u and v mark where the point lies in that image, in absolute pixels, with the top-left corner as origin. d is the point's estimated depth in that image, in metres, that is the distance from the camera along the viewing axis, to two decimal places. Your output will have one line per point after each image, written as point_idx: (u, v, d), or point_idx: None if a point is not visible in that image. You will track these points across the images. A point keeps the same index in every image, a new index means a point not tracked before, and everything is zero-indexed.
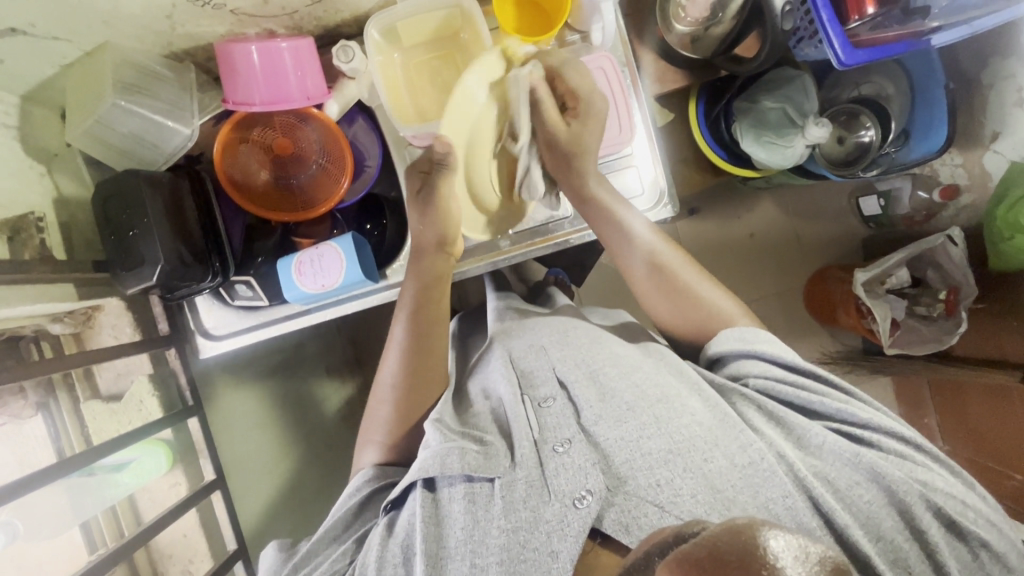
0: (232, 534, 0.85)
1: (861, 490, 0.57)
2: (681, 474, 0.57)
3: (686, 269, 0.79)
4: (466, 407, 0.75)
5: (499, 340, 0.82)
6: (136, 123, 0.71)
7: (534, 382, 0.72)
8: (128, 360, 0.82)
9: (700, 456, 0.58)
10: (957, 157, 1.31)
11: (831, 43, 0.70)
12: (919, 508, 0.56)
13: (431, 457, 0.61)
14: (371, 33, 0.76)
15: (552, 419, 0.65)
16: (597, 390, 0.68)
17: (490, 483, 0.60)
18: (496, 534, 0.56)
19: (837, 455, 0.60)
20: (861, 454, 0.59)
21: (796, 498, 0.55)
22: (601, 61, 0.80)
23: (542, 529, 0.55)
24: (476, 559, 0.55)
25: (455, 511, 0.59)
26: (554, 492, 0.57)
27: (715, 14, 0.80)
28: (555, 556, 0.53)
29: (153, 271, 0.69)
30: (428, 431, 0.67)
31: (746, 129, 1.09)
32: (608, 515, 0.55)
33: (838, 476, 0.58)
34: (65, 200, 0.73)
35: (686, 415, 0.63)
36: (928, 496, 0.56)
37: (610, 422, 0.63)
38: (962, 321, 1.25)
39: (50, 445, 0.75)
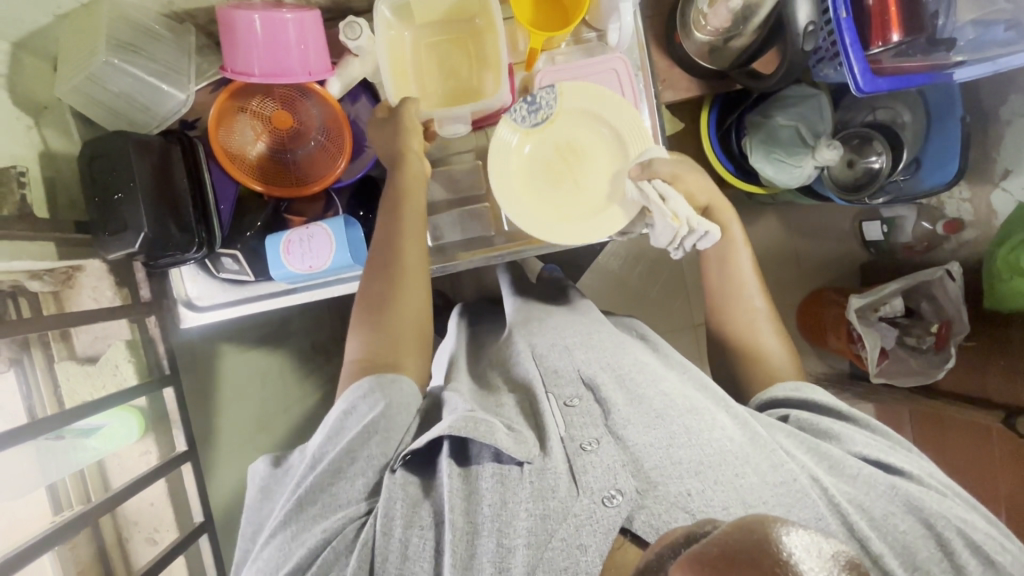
0: (200, 508, 0.82)
1: (896, 520, 0.58)
2: (713, 487, 0.56)
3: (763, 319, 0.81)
4: (487, 387, 0.74)
5: (521, 334, 0.79)
6: (128, 83, 0.67)
7: (558, 380, 0.69)
8: (104, 324, 0.78)
9: (733, 471, 0.57)
10: (965, 192, 1.30)
11: (851, 68, 0.68)
12: (956, 543, 0.56)
13: (460, 422, 0.59)
14: (381, 9, 0.73)
15: (577, 420, 0.63)
16: (626, 393, 0.65)
17: (519, 468, 0.58)
18: (524, 517, 0.54)
19: (870, 484, 0.60)
20: (898, 486, 0.60)
21: (829, 520, 0.55)
22: (615, 63, 0.79)
23: (570, 521, 0.53)
24: (503, 539, 0.54)
25: (484, 489, 0.57)
26: (584, 488, 0.55)
27: (737, 27, 0.75)
28: (582, 549, 0.52)
29: (136, 237, 0.67)
30: (452, 398, 0.67)
31: (755, 145, 1.07)
32: (637, 517, 0.54)
33: (872, 505, 0.59)
34: (51, 155, 0.71)
35: (717, 428, 0.61)
36: (965, 532, 0.57)
37: (640, 427, 0.60)
38: (951, 355, 1.24)
39: (22, 402, 0.76)
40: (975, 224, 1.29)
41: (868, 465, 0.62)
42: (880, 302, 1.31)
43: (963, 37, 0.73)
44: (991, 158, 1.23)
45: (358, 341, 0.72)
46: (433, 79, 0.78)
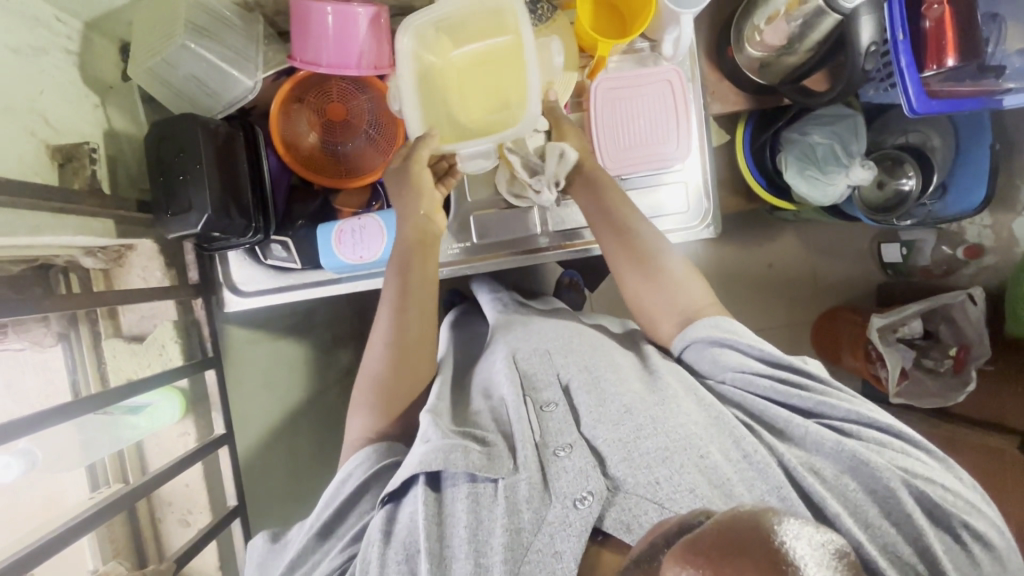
0: (233, 490, 0.83)
1: (848, 479, 0.56)
2: (679, 471, 0.55)
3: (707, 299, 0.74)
4: (464, 405, 0.72)
5: (502, 336, 0.80)
6: (200, 67, 0.69)
7: (537, 385, 0.69)
8: (153, 304, 0.79)
9: (698, 453, 0.57)
10: (986, 218, 1.31)
11: (906, 90, 0.70)
12: (902, 493, 0.54)
13: (432, 453, 0.59)
14: (404, 40, 0.69)
15: (553, 424, 0.63)
16: (598, 394, 0.65)
17: (493, 485, 0.58)
18: (500, 534, 0.54)
19: (820, 444, 0.58)
20: (845, 443, 0.57)
21: (789, 489, 0.54)
22: (669, 73, 0.80)
23: (545, 531, 0.54)
24: (480, 559, 0.53)
25: (458, 511, 0.57)
26: (557, 494, 0.56)
27: (791, 46, 0.76)
28: (558, 556, 0.52)
29: (198, 220, 0.68)
30: (424, 423, 0.65)
31: (791, 161, 1.09)
32: (608, 515, 0.54)
33: (823, 466, 0.57)
34: (114, 134, 0.72)
35: (681, 415, 0.61)
36: (910, 481, 0.55)
37: (609, 424, 0.61)
38: (970, 379, 1.25)
39: (66, 376, 0.76)
40: (996, 250, 1.31)
41: (816, 425, 0.60)
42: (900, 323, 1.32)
43: (1010, 66, 0.74)
44: (1015, 187, 1.26)
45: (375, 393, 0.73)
46: (478, 99, 0.77)
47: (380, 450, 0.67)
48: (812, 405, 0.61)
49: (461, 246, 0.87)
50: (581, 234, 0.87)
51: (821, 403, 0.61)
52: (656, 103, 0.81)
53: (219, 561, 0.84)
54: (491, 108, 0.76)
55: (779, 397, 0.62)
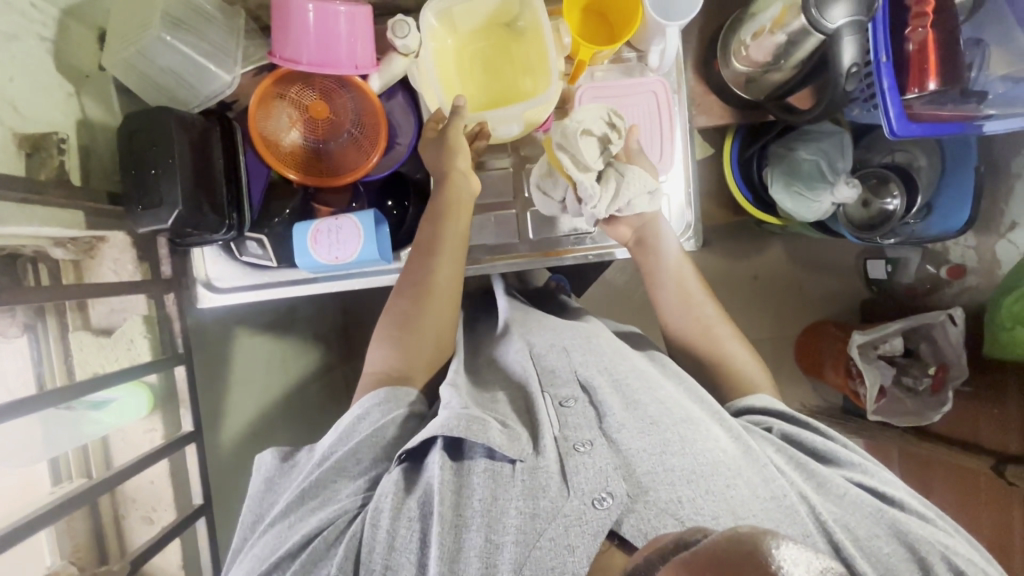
0: (201, 488, 0.82)
1: (881, 541, 0.57)
2: (704, 496, 0.56)
3: (721, 325, 0.81)
4: (482, 384, 0.74)
5: (518, 331, 0.79)
6: (176, 60, 0.67)
7: (555, 380, 0.68)
8: (123, 297, 0.77)
9: (724, 481, 0.57)
10: (971, 239, 1.32)
11: (886, 112, 0.70)
12: (940, 568, 0.55)
13: (455, 419, 0.59)
14: (427, 16, 0.74)
15: (573, 421, 0.63)
16: (622, 398, 0.65)
17: (511, 465, 0.58)
18: (513, 515, 0.54)
19: (858, 505, 0.59)
20: (885, 509, 0.59)
21: (815, 537, 0.55)
22: (654, 85, 0.81)
23: (559, 521, 0.54)
24: (491, 535, 0.54)
25: (475, 483, 0.57)
26: (575, 489, 0.56)
27: (777, 61, 0.77)
28: (571, 550, 0.52)
29: (170, 215, 0.67)
30: (446, 393, 0.66)
31: (777, 176, 1.09)
32: (627, 521, 0.54)
33: (858, 525, 0.58)
34: (88, 124, 0.71)
35: (711, 439, 0.61)
36: (949, 557, 0.56)
37: (634, 432, 0.61)
38: (946, 399, 1.26)
39: (31, 368, 0.74)
40: (978, 271, 1.32)
41: (856, 486, 0.61)
42: (881, 340, 1.33)
43: (993, 91, 0.75)
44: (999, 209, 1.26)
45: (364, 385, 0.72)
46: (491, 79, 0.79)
47: (387, 394, 0.67)
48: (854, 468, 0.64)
49: None
50: (562, 241, 0.87)
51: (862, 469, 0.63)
52: (640, 115, 0.81)
53: (182, 561, 0.82)
54: (508, 87, 0.78)
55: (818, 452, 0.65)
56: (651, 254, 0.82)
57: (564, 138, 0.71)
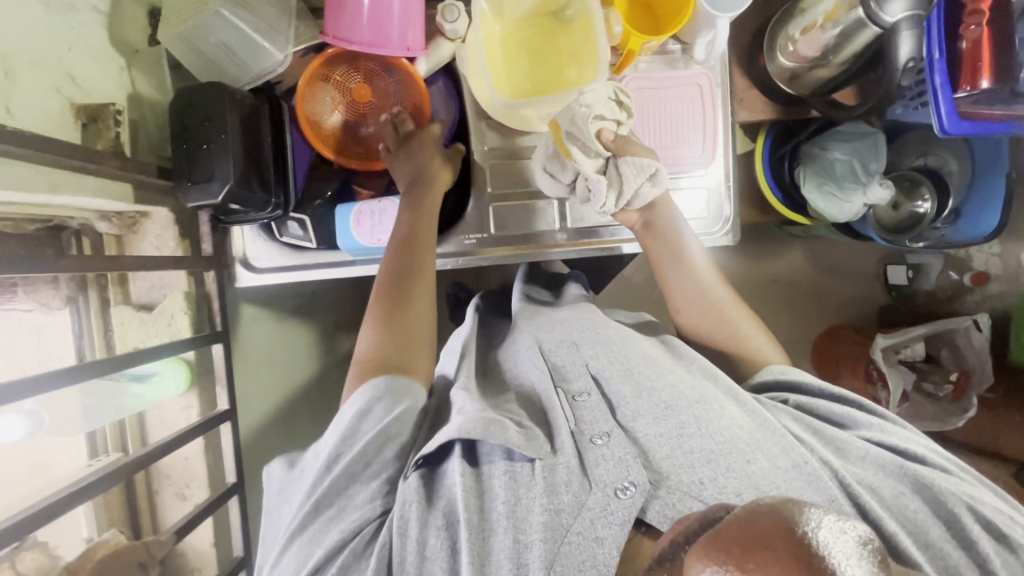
0: (233, 467, 0.82)
1: (907, 499, 0.56)
2: (725, 474, 0.55)
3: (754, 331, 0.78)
4: (496, 387, 0.72)
5: (528, 328, 0.78)
6: (232, 36, 0.68)
7: (566, 375, 0.68)
8: (164, 273, 0.78)
9: (743, 458, 0.56)
10: (995, 247, 1.31)
11: (938, 109, 0.70)
12: (967, 519, 0.54)
13: (470, 424, 0.58)
14: (479, 1, 0.73)
15: (587, 413, 0.63)
16: (633, 387, 0.65)
17: (530, 464, 0.58)
18: (540, 512, 0.53)
19: (879, 465, 0.59)
20: (906, 466, 0.58)
21: (841, 501, 0.54)
22: (698, 78, 0.81)
23: (586, 515, 0.53)
24: (519, 535, 0.52)
25: (496, 486, 0.56)
26: (596, 482, 0.55)
27: (825, 58, 0.75)
28: (599, 542, 0.51)
29: (220, 189, 0.67)
30: (457, 398, 0.65)
31: (809, 175, 1.09)
32: (653, 507, 0.53)
33: (881, 485, 0.58)
34: (138, 98, 0.71)
35: (726, 417, 0.61)
36: (975, 507, 0.55)
37: (650, 419, 0.61)
38: (970, 406, 1.25)
39: (72, 341, 0.76)
40: (1002, 278, 1.32)
41: (876, 446, 0.61)
42: (903, 345, 1.31)
43: None
44: None
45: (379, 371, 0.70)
46: (531, 67, 0.78)
47: (387, 385, 0.62)
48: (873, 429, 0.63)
49: (479, 236, 0.86)
50: (599, 232, 0.87)
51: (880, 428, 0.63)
52: (684, 107, 0.82)
53: (214, 538, 0.82)
54: (549, 75, 0.78)
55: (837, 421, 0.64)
56: (667, 248, 0.79)
57: (574, 126, 0.70)
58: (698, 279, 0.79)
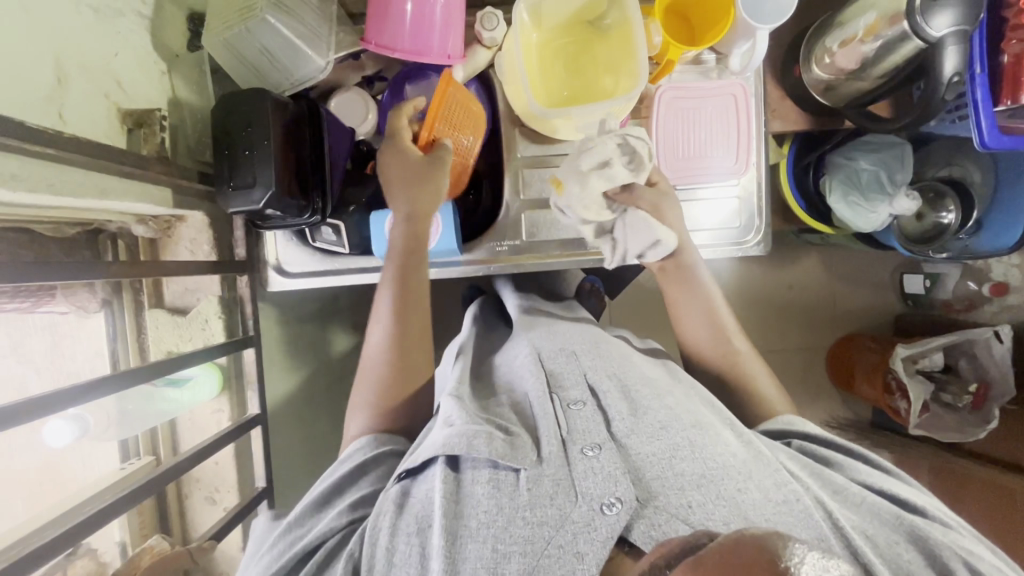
0: (263, 472, 0.82)
1: (901, 549, 0.54)
2: (714, 500, 0.54)
3: (751, 360, 0.79)
4: (486, 395, 0.71)
5: (528, 334, 0.79)
6: (276, 43, 0.68)
7: (562, 383, 0.68)
8: (198, 277, 0.78)
9: (735, 485, 0.55)
10: (1014, 257, 1.30)
11: (979, 124, 0.70)
12: (964, 573, 0.51)
13: (456, 436, 0.58)
14: (519, 11, 0.73)
15: (582, 423, 0.62)
16: (630, 405, 0.64)
17: (514, 474, 0.57)
18: (522, 524, 0.53)
19: (875, 513, 0.57)
20: (903, 516, 0.57)
21: (832, 541, 0.52)
22: (734, 88, 0.80)
23: (568, 529, 0.52)
24: (498, 545, 0.52)
25: (478, 494, 0.56)
26: (583, 495, 0.54)
27: (863, 70, 0.75)
28: (580, 557, 0.50)
29: (263, 195, 0.67)
30: (448, 405, 0.65)
31: (836, 184, 1.08)
32: (637, 527, 0.52)
33: (876, 532, 0.55)
34: (178, 103, 0.71)
35: (721, 444, 0.60)
36: (969, 560, 0.53)
37: (644, 437, 0.60)
38: (991, 418, 1.25)
39: (106, 344, 0.76)
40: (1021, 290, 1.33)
41: (872, 493, 0.60)
42: (922, 355, 1.31)
43: None
44: None
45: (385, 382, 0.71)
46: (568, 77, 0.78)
47: (377, 439, 0.67)
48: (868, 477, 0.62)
49: (510, 244, 0.86)
50: None
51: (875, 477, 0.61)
52: (717, 118, 0.81)
53: (243, 542, 0.82)
54: (586, 86, 0.78)
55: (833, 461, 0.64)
56: (681, 271, 0.80)
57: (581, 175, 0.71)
58: (707, 302, 0.80)
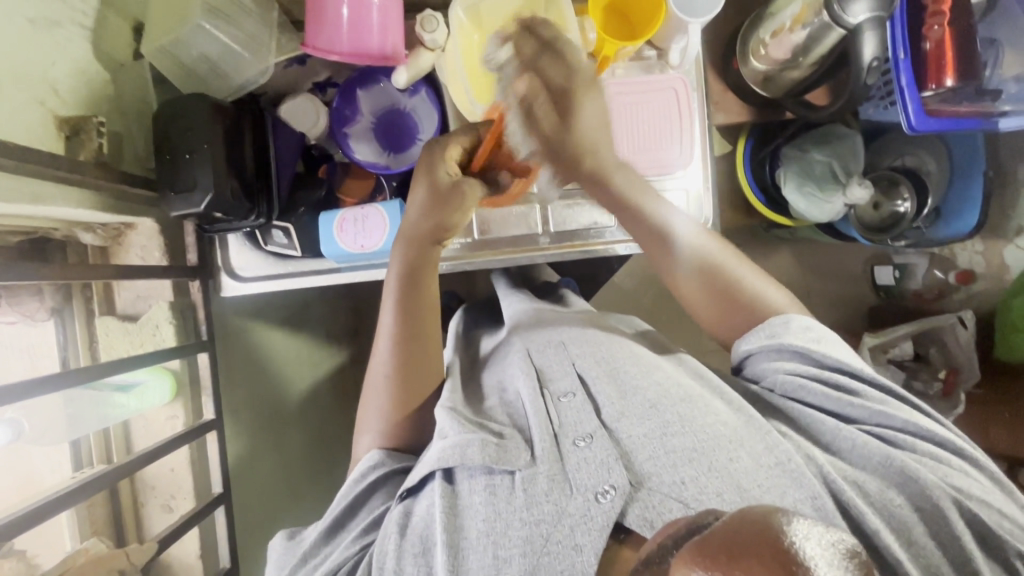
0: (220, 477, 0.82)
1: (892, 494, 0.54)
2: (707, 473, 0.54)
3: (734, 261, 0.71)
4: (477, 399, 0.71)
5: (521, 333, 0.79)
6: (214, 47, 0.71)
7: (552, 375, 0.68)
8: (149, 283, 0.78)
9: (725, 456, 0.55)
10: (978, 245, 1.35)
11: (905, 107, 0.73)
12: (953, 514, 0.51)
13: (450, 448, 0.58)
14: (456, 11, 0.74)
15: (572, 415, 0.62)
16: (617, 387, 0.64)
17: (510, 476, 0.57)
18: (519, 525, 0.53)
19: (866, 458, 0.56)
20: (892, 456, 0.55)
21: (824, 498, 0.52)
22: (675, 83, 0.82)
23: (566, 522, 0.52)
24: (498, 551, 0.52)
25: (475, 503, 0.56)
26: (577, 487, 0.55)
27: (796, 59, 0.78)
28: (578, 550, 0.51)
29: (202, 199, 0.68)
30: (441, 418, 0.64)
31: (791, 176, 1.09)
32: (631, 511, 0.52)
33: (866, 480, 0.55)
34: (123, 111, 0.73)
35: (710, 415, 0.60)
36: (961, 501, 0.52)
37: (634, 419, 0.60)
38: (959, 403, 1.23)
39: (57, 353, 0.76)
40: (986, 275, 1.35)
41: (865, 434, 0.57)
42: (890, 344, 1.29)
43: (1007, 90, 0.78)
44: (1007, 216, 1.30)
45: (388, 392, 0.71)
46: None
47: (385, 453, 0.67)
48: (866, 415, 0.58)
49: (463, 241, 0.87)
50: (581, 234, 0.88)
51: (875, 412, 0.58)
52: (663, 111, 0.82)
53: (201, 550, 0.82)
54: None
55: (828, 404, 0.60)
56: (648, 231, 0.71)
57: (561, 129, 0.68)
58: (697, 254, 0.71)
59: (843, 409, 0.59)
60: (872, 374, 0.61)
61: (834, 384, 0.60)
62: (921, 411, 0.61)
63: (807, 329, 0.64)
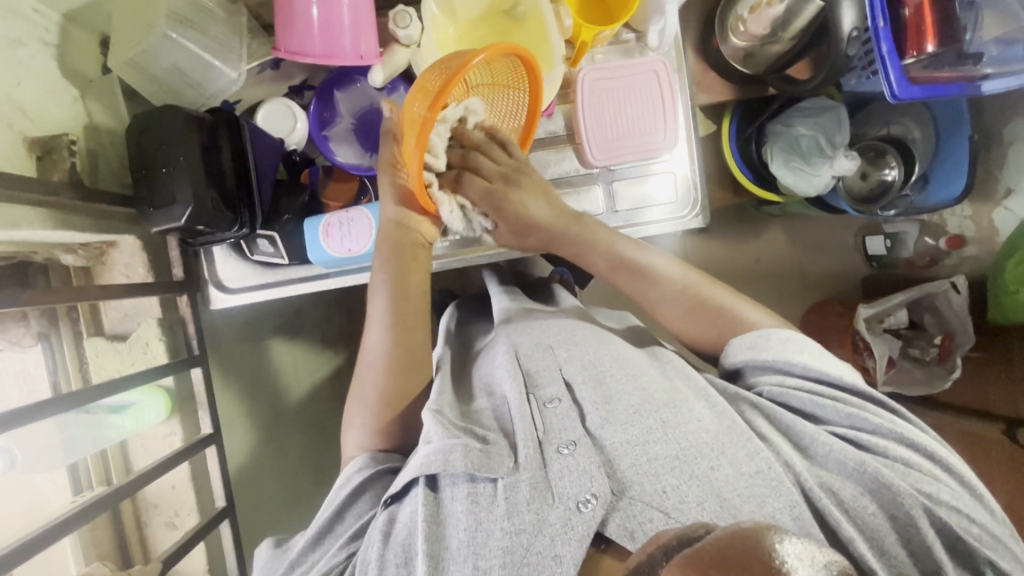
0: (221, 491, 0.81)
1: (866, 501, 0.54)
2: (688, 482, 0.54)
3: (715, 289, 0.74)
4: (465, 400, 0.71)
5: (505, 331, 0.78)
6: (182, 57, 0.70)
7: (538, 381, 0.67)
8: (135, 301, 0.77)
9: (707, 464, 0.55)
10: (966, 209, 1.34)
11: (888, 77, 0.72)
12: (923, 522, 0.52)
13: (433, 454, 0.58)
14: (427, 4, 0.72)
15: (557, 422, 0.61)
16: (603, 393, 0.64)
17: (491, 484, 0.57)
18: (499, 536, 0.53)
19: (841, 464, 0.56)
20: (867, 464, 0.55)
21: (803, 507, 0.52)
22: (655, 65, 0.80)
23: (546, 533, 0.52)
24: (479, 561, 0.52)
25: (457, 512, 0.56)
26: (559, 495, 0.55)
27: (775, 34, 0.79)
28: (558, 560, 0.51)
29: (183, 212, 0.67)
30: (426, 422, 0.63)
31: (778, 152, 1.08)
32: (613, 520, 0.53)
33: (842, 487, 0.56)
34: (96, 127, 0.71)
35: (693, 420, 0.60)
36: (933, 509, 0.53)
37: (616, 426, 0.60)
38: (955, 368, 1.23)
39: (47, 377, 0.75)
40: (976, 240, 1.34)
41: (839, 441, 0.58)
42: (885, 313, 1.28)
43: (988, 53, 0.78)
44: (995, 178, 1.30)
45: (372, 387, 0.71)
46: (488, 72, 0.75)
47: (374, 456, 0.67)
48: (839, 417, 0.60)
49: (449, 239, 0.85)
50: None
51: (846, 416, 0.59)
52: (644, 94, 0.81)
53: (208, 564, 0.82)
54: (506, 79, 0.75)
55: (806, 409, 0.61)
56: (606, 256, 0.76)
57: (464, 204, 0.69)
58: (661, 281, 0.75)
59: (817, 410, 0.61)
60: (857, 384, 0.62)
61: (812, 391, 0.62)
62: (902, 416, 0.62)
63: (800, 346, 0.65)
